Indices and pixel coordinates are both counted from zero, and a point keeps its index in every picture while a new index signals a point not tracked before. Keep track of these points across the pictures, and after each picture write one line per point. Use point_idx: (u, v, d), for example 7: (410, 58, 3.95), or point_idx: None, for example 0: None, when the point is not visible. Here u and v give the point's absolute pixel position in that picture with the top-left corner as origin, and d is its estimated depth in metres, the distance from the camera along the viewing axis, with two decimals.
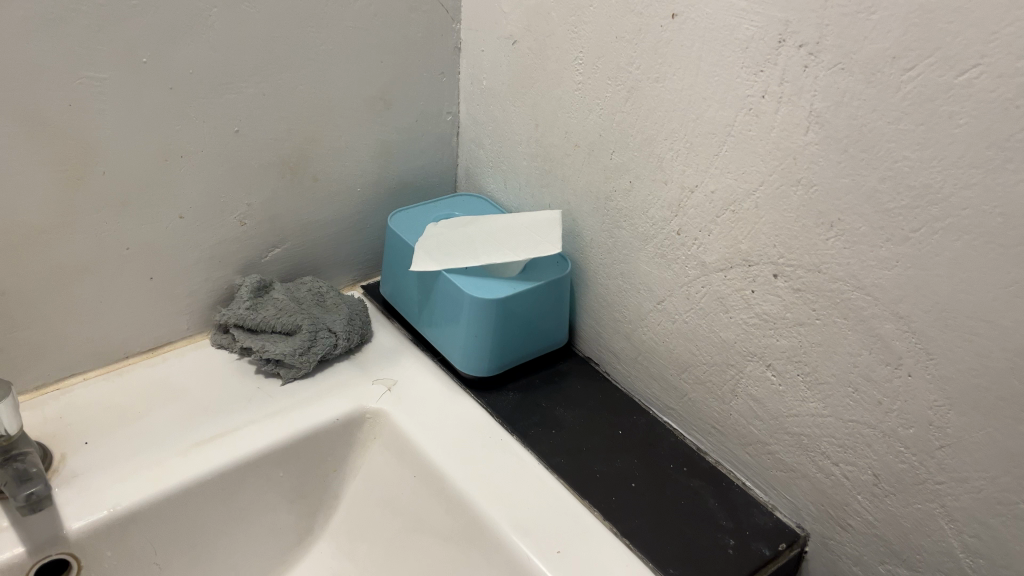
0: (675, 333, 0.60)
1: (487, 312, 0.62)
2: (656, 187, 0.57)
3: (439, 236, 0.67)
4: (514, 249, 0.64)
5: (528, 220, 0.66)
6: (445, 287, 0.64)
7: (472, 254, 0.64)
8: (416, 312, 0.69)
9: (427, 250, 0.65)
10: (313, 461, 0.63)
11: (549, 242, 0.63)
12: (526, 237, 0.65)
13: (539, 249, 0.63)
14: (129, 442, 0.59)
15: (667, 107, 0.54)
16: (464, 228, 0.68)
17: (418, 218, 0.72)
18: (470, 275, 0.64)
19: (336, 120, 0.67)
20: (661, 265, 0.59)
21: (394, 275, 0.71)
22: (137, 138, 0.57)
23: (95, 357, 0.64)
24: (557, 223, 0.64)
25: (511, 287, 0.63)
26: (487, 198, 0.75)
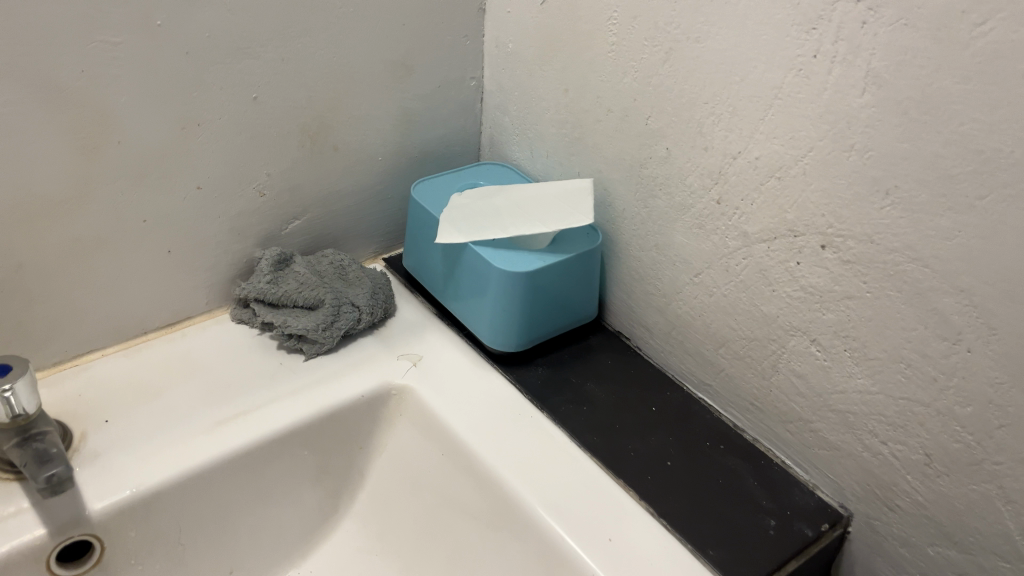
0: (713, 307, 0.58)
1: (516, 287, 0.60)
2: (695, 153, 0.55)
3: (465, 208, 0.65)
4: (542, 220, 0.61)
5: (558, 189, 0.64)
6: (472, 259, 0.62)
7: (498, 226, 0.62)
8: (440, 286, 0.67)
9: (451, 222, 0.63)
10: (339, 439, 0.61)
11: (581, 212, 0.60)
12: (556, 207, 0.62)
13: (569, 220, 0.60)
14: (150, 421, 0.57)
15: (708, 69, 0.51)
16: (492, 199, 0.65)
17: (441, 188, 0.69)
18: (497, 247, 0.61)
19: (357, 86, 0.64)
20: (699, 237, 0.57)
21: (417, 247, 0.69)
22: (153, 105, 0.55)
23: (112, 334, 0.62)
24: (589, 191, 0.62)
25: (540, 259, 0.61)
26: (513, 167, 0.73)
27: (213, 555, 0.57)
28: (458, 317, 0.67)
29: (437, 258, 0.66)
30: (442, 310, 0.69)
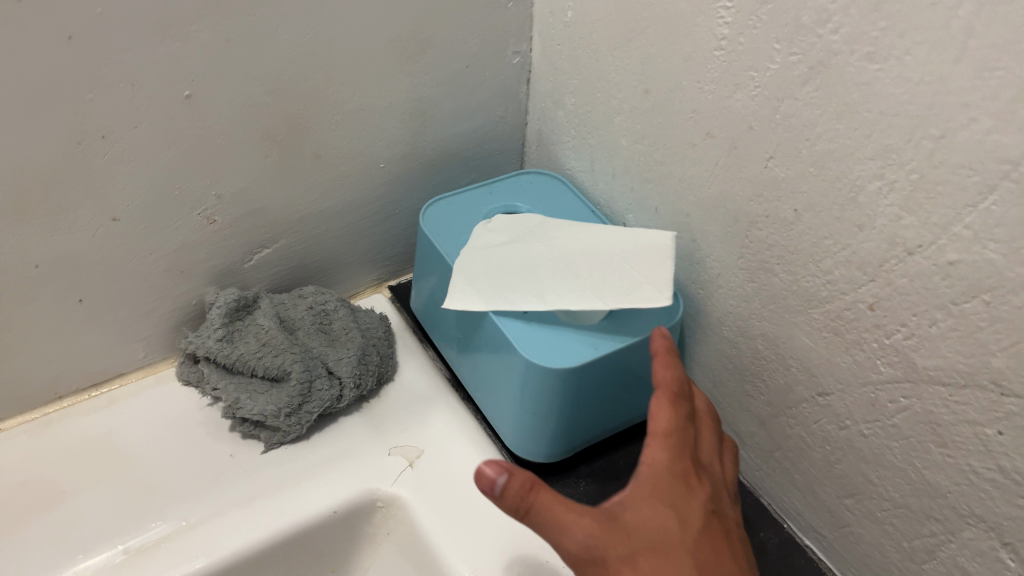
0: (843, 444, 0.39)
1: (552, 385, 0.42)
2: (841, 230, 0.35)
3: (491, 255, 0.46)
4: (599, 291, 0.43)
5: (621, 241, 0.45)
6: (494, 335, 0.44)
7: (536, 290, 0.44)
8: (455, 353, 0.50)
9: (470, 278, 0.45)
10: (301, 566, 0.45)
11: (656, 286, 0.42)
12: (618, 271, 0.44)
13: (637, 297, 0.42)
14: (43, 544, 0.42)
15: (883, 107, 0.31)
16: (527, 243, 0.47)
17: (459, 214, 0.51)
18: (531, 322, 0.43)
19: (343, 73, 0.45)
20: (831, 345, 0.37)
21: (427, 294, 0.51)
22: (26, 116, 0.37)
23: (13, 403, 0.46)
24: (667, 253, 0.43)
25: (592, 344, 0.43)
26: (564, 180, 0.53)
27: None
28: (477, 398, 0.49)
29: (450, 318, 0.49)
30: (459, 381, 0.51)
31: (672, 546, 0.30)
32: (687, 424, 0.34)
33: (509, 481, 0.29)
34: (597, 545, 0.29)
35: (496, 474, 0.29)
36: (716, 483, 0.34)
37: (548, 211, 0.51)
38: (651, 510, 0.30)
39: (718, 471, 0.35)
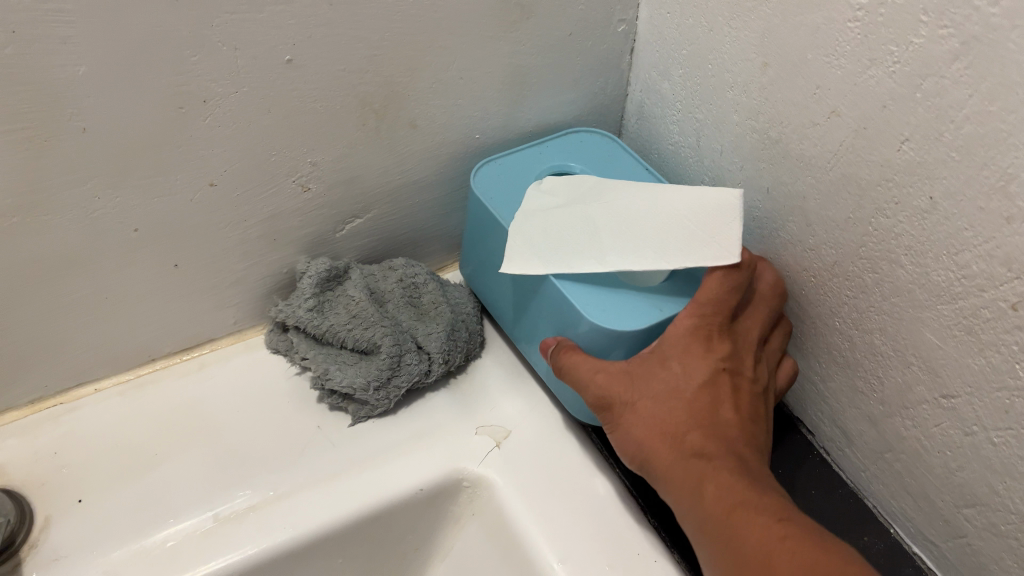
0: (967, 452, 0.36)
1: (618, 346, 0.41)
2: (985, 223, 0.32)
3: (545, 215, 0.44)
4: (660, 251, 0.40)
5: (683, 196, 0.42)
6: (554, 301, 0.43)
7: (595, 252, 0.42)
8: (509, 313, 0.48)
9: (526, 241, 0.43)
10: (387, 542, 0.45)
11: (720, 245, 0.40)
12: (680, 227, 0.41)
13: (703, 255, 0.40)
14: (137, 503, 0.42)
15: None
16: (586, 202, 0.45)
17: (513, 174, 0.49)
18: (591, 283, 0.42)
19: (443, 39, 0.43)
20: (962, 346, 0.35)
21: (479, 257, 0.49)
22: (127, 79, 0.36)
23: (108, 364, 0.47)
24: (733, 210, 0.40)
25: (656, 306, 0.42)
26: (612, 140, 0.52)
27: None
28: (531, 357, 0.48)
29: (505, 278, 0.47)
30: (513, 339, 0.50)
31: (675, 394, 0.39)
32: (713, 312, 0.40)
33: (554, 348, 0.42)
34: (603, 388, 0.39)
35: (550, 342, 0.43)
36: (742, 353, 0.41)
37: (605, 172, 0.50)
38: (653, 372, 0.39)
39: (752, 340, 0.42)
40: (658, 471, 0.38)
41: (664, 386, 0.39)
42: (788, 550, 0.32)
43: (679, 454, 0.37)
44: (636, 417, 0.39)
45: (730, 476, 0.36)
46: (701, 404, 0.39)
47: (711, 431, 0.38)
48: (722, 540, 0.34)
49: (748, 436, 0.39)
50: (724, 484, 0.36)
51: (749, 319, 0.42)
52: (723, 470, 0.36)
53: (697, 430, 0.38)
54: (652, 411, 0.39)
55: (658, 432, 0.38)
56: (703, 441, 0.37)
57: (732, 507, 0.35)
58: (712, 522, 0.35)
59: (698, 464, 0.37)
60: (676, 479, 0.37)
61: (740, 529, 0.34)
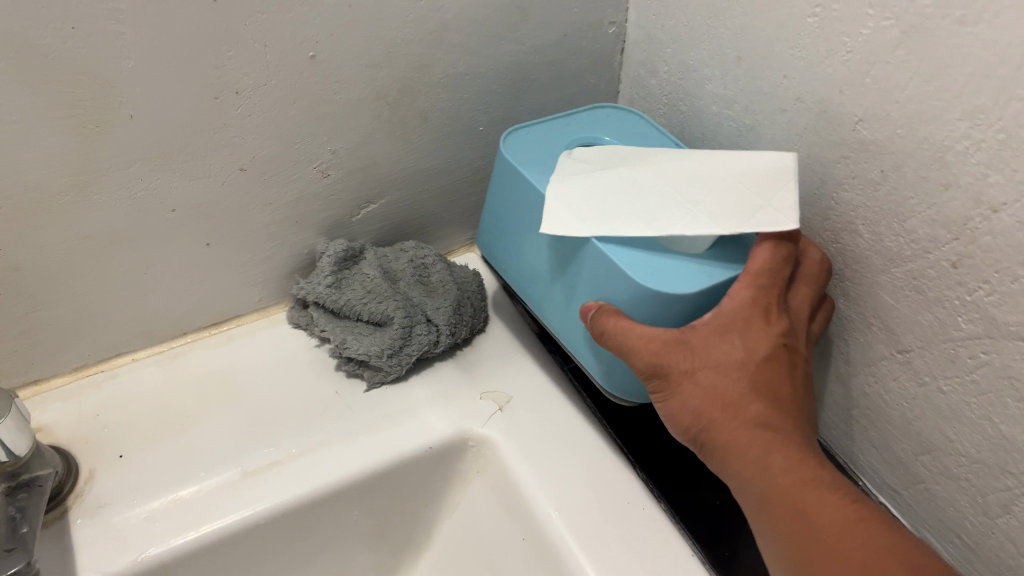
0: (922, 402, 0.40)
1: (666, 312, 0.40)
2: (927, 190, 0.36)
3: (585, 181, 0.44)
4: (715, 215, 0.40)
5: (733, 162, 0.42)
6: (599, 265, 0.42)
7: (644, 216, 0.41)
8: (540, 288, 0.48)
9: (569, 204, 0.43)
10: (399, 496, 0.49)
11: (782, 210, 0.39)
12: (731, 191, 0.41)
13: (761, 220, 0.39)
14: (173, 459, 0.47)
15: (972, 69, 0.32)
16: (629, 168, 0.44)
17: (542, 144, 0.49)
18: (636, 247, 0.41)
19: (449, 38, 0.48)
20: (913, 304, 0.39)
21: (505, 230, 0.50)
22: (171, 71, 0.41)
23: (144, 337, 0.51)
24: (789, 173, 0.40)
25: (704, 271, 0.41)
26: (639, 116, 0.52)
27: None
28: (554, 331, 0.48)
29: (539, 252, 0.47)
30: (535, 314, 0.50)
31: (735, 366, 0.38)
32: (769, 282, 0.39)
33: (596, 312, 0.41)
34: (660, 356, 0.38)
35: (592, 307, 0.41)
36: (796, 321, 0.40)
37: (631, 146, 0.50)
38: (712, 341, 0.38)
39: (804, 311, 0.41)
40: (718, 442, 0.38)
41: (724, 358, 0.38)
42: (861, 535, 0.34)
43: (742, 425, 0.37)
44: (694, 389, 0.38)
45: (795, 455, 0.36)
46: (763, 377, 0.38)
47: (773, 405, 0.38)
48: (789, 516, 0.35)
49: (802, 410, 0.39)
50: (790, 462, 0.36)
51: (802, 288, 0.41)
52: (788, 447, 0.37)
53: (760, 403, 0.37)
54: (712, 383, 0.38)
55: (718, 406, 0.38)
56: (766, 419, 0.37)
57: (801, 487, 0.35)
58: (777, 496, 0.36)
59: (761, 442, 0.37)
60: (738, 451, 0.37)
61: (813, 511, 0.35)
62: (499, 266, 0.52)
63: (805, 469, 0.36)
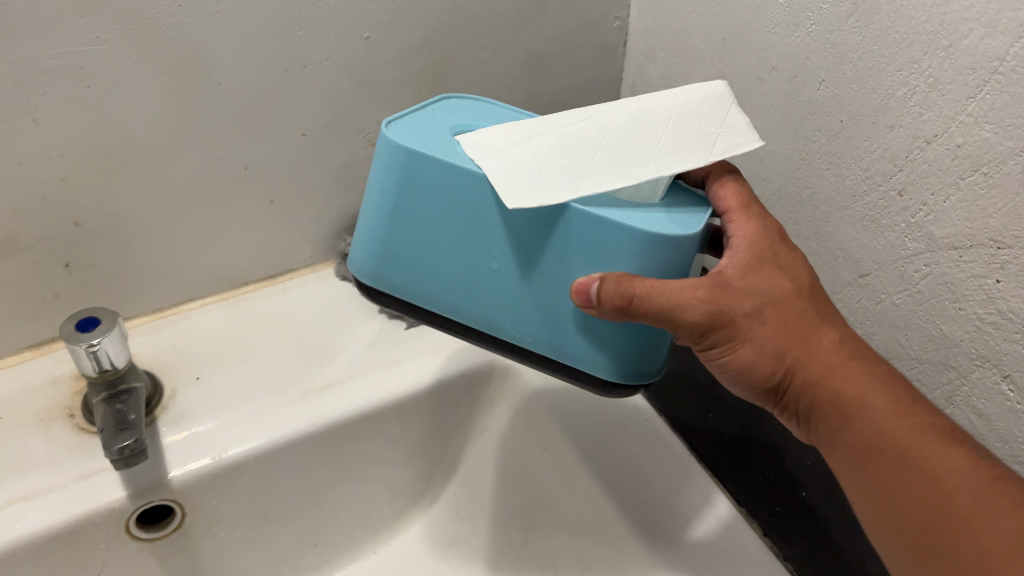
0: (880, 317, 0.48)
1: (674, 259, 0.36)
2: (877, 132, 0.44)
3: (516, 151, 0.37)
4: (679, 150, 0.36)
5: (656, 101, 0.39)
6: (587, 230, 0.36)
7: (608, 167, 0.36)
8: (483, 289, 0.39)
9: (521, 179, 0.36)
10: (434, 418, 0.57)
11: (739, 134, 0.38)
12: (680, 125, 0.37)
13: (732, 144, 0.37)
14: (241, 380, 0.54)
15: (907, 28, 0.41)
16: (549, 128, 0.39)
17: (431, 130, 0.41)
18: (612, 204, 0.37)
19: (479, 26, 0.57)
20: (871, 231, 0.47)
21: (422, 232, 0.39)
22: (255, 43, 0.49)
23: (213, 284, 0.60)
24: (724, 100, 0.39)
25: (687, 214, 0.38)
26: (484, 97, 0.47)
27: (296, 527, 0.55)
28: (499, 334, 0.40)
29: (483, 240, 0.38)
30: (462, 328, 0.41)
31: (791, 300, 0.38)
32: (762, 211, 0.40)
33: (603, 284, 0.35)
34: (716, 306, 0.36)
35: (592, 284, 0.36)
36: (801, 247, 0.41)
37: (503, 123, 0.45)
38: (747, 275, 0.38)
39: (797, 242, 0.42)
40: (807, 378, 0.38)
41: (781, 294, 0.38)
42: (998, 495, 0.33)
43: (826, 360, 0.37)
44: (763, 330, 0.38)
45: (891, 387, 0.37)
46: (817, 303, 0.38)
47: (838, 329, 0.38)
48: (909, 463, 0.35)
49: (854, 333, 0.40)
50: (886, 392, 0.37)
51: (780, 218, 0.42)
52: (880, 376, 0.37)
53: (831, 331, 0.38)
54: (777, 319, 0.38)
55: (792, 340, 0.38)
56: (843, 347, 0.38)
57: (915, 432, 0.35)
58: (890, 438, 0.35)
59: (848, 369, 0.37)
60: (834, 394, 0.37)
61: (934, 470, 0.34)
62: (403, 290, 0.41)
63: (906, 401, 0.36)
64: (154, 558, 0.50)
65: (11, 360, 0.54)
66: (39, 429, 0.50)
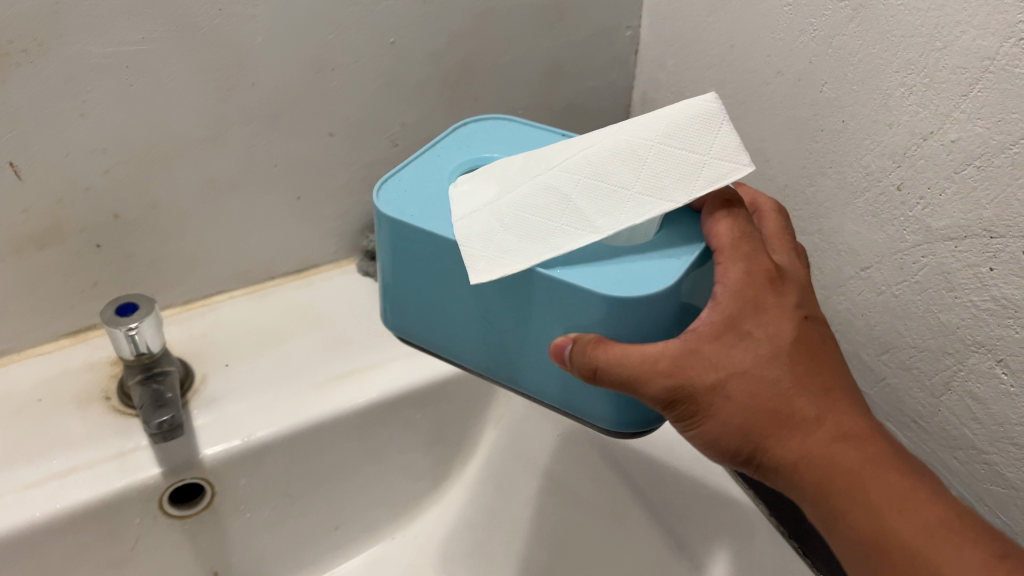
0: (881, 308, 0.50)
1: (649, 317, 0.35)
2: (877, 130, 0.47)
3: (490, 205, 0.37)
4: (659, 190, 0.35)
5: (643, 125, 0.36)
6: (555, 293, 0.36)
7: (578, 217, 0.35)
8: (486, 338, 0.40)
9: (487, 241, 0.36)
10: (450, 406, 0.59)
11: (729, 159, 0.35)
12: (665, 155, 0.35)
13: (716, 174, 0.34)
14: (268, 367, 0.57)
15: (904, 32, 0.43)
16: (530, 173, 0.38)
17: (425, 179, 0.41)
18: (582, 264, 0.36)
19: (501, 33, 0.60)
20: (871, 226, 0.49)
21: (424, 290, 0.40)
22: (288, 46, 0.52)
23: (242, 276, 0.63)
24: (715, 116, 0.35)
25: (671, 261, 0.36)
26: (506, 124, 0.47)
27: (321, 508, 0.57)
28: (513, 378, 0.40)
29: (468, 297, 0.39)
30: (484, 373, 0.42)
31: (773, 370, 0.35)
32: (751, 248, 0.36)
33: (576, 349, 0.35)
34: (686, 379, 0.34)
35: (564, 347, 0.35)
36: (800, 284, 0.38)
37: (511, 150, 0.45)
38: (723, 343, 0.34)
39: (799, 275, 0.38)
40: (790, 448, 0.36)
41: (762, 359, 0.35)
42: None
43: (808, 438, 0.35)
44: (740, 406, 0.35)
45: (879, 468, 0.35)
46: (801, 369, 0.35)
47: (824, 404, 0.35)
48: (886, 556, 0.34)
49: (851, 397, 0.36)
50: (871, 481, 0.35)
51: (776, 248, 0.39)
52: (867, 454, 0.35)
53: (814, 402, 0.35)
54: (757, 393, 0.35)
55: (769, 419, 0.35)
56: (834, 417, 0.35)
57: (899, 520, 0.34)
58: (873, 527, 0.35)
59: (834, 454, 0.35)
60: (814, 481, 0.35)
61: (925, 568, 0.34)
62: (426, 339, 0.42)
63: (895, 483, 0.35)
64: (186, 534, 0.52)
65: (50, 346, 0.57)
66: (78, 409, 0.53)
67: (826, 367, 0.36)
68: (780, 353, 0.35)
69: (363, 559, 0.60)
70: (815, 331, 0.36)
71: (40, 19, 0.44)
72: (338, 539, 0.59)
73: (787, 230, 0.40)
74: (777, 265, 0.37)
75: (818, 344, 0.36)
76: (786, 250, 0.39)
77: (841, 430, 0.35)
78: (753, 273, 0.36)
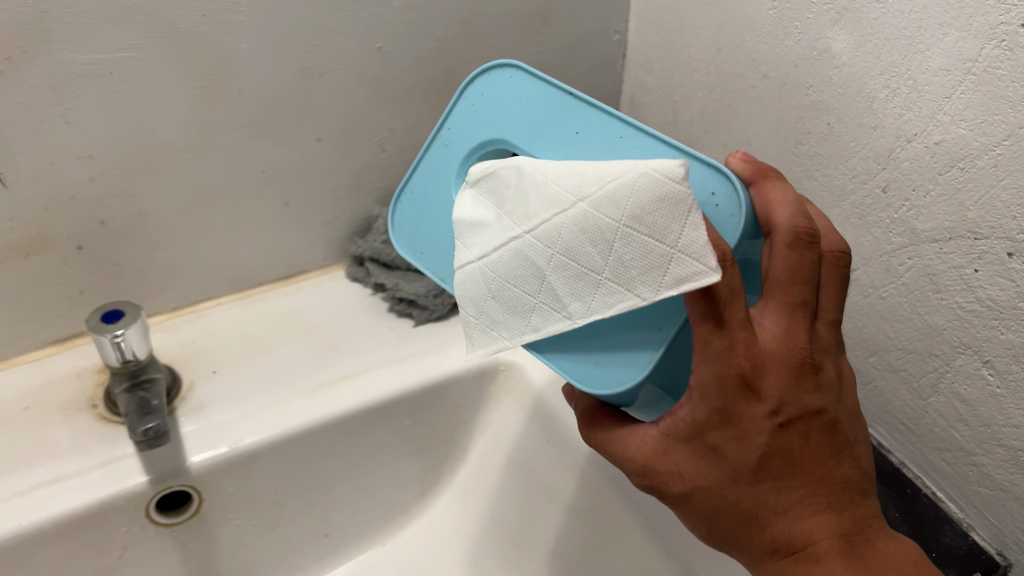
0: (868, 310, 0.50)
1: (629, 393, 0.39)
2: (862, 133, 0.47)
3: (479, 265, 0.38)
4: (624, 281, 0.33)
5: (612, 188, 0.33)
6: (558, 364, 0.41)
7: (553, 297, 0.35)
8: None
9: (480, 309, 0.38)
10: (439, 411, 0.59)
11: (691, 261, 0.31)
12: (631, 236, 0.32)
13: (677, 276, 0.31)
14: (256, 374, 0.57)
15: (887, 35, 0.43)
16: (512, 225, 0.36)
17: (444, 196, 0.46)
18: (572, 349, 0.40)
19: (487, 38, 0.60)
20: (857, 228, 0.49)
21: None
22: (273, 52, 0.52)
23: (230, 283, 0.63)
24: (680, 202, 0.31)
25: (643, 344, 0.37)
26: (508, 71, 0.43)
27: (311, 516, 0.57)
28: None
29: None
30: None
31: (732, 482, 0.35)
32: (730, 351, 0.33)
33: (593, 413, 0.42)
34: (652, 480, 0.38)
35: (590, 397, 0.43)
36: (797, 372, 0.34)
37: (518, 126, 0.42)
38: (686, 451, 0.36)
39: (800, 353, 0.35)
40: None
41: (726, 470, 0.35)
42: None
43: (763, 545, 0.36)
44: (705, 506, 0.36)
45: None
46: (764, 485, 0.35)
47: (787, 519, 0.35)
48: None
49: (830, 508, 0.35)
50: None
51: (784, 316, 0.35)
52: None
53: (775, 517, 0.35)
54: (720, 497, 0.36)
55: (726, 528, 0.36)
56: (795, 532, 0.35)
57: None
58: None
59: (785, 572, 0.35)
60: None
61: None
62: None
63: None
64: (173, 542, 0.52)
65: (36, 354, 0.57)
66: (64, 418, 0.53)
67: (800, 476, 0.35)
68: (741, 472, 0.35)
69: (353, 565, 0.60)
70: (796, 435, 0.35)
71: (25, 27, 0.44)
72: (328, 546, 0.59)
73: (799, 268, 0.34)
74: (762, 361, 0.34)
75: (799, 448, 0.35)
76: (786, 308, 0.35)
77: (799, 548, 0.35)
78: (727, 377, 0.34)
